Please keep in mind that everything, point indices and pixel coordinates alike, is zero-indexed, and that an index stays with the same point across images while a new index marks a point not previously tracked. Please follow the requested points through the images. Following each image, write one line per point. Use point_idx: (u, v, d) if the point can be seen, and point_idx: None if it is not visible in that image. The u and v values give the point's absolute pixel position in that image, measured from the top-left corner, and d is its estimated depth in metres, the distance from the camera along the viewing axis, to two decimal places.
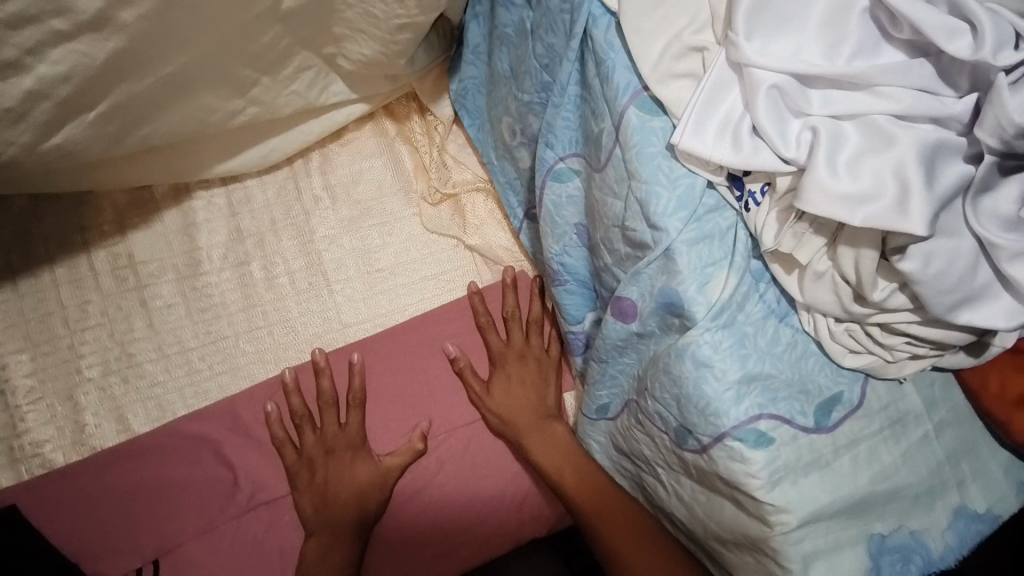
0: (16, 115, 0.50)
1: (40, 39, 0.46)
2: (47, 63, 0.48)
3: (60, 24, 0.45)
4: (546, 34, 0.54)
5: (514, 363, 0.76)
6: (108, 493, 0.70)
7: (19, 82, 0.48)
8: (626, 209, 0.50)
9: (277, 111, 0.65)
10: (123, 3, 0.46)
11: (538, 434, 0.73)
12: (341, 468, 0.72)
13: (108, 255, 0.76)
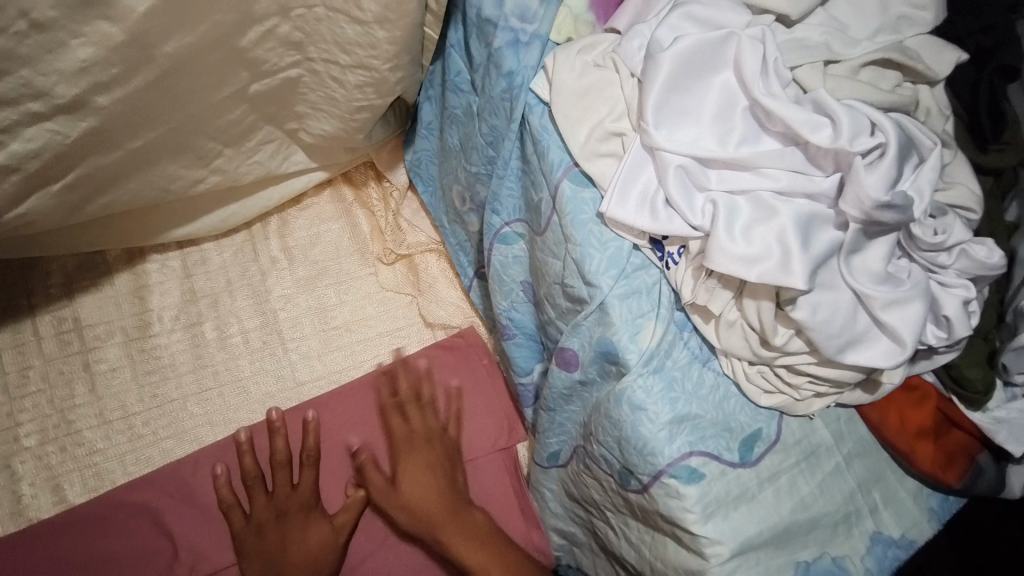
0: None
1: (17, 119, 0.49)
2: (20, 140, 0.50)
3: (36, 106, 0.48)
4: (488, 116, 0.60)
5: (420, 449, 0.76)
6: (36, 571, 0.67)
7: None
8: (565, 268, 0.56)
9: (237, 179, 0.69)
10: (100, 89, 0.50)
11: (454, 524, 0.72)
12: (297, 532, 0.71)
13: (52, 318, 0.75)
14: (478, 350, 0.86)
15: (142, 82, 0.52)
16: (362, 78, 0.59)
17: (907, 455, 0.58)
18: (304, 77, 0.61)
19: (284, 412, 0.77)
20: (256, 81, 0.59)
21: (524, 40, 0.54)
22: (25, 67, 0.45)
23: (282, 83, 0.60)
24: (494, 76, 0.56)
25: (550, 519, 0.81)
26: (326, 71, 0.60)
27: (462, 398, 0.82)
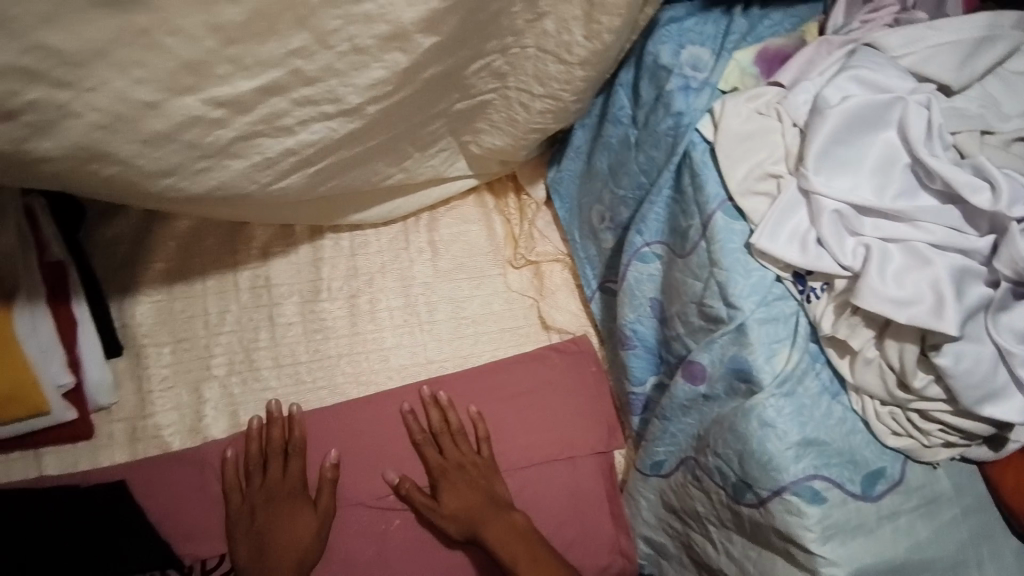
0: (271, 162, 0.54)
1: (314, 116, 0.51)
2: (309, 132, 0.53)
3: (329, 108, 0.51)
4: (648, 148, 0.68)
5: (455, 474, 0.83)
6: (205, 483, 0.79)
7: (285, 141, 0.52)
8: (706, 289, 0.62)
9: (415, 177, 0.80)
10: (377, 100, 0.52)
11: (497, 521, 0.81)
12: (287, 517, 0.77)
13: (250, 275, 0.88)
14: (589, 355, 0.94)
15: (406, 94, 0.55)
16: (546, 105, 0.66)
17: (1012, 510, 0.57)
18: (495, 100, 0.68)
19: (413, 385, 0.89)
20: (462, 100, 0.65)
21: (695, 87, 0.61)
22: (335, 78, 0.48)
23: (477, 104, 0.67)
24: (661, 115, 0.64)
25: (642, 527, 0.87)
26: (516, 98, 0.67)
27: (552, 399, 0.91)
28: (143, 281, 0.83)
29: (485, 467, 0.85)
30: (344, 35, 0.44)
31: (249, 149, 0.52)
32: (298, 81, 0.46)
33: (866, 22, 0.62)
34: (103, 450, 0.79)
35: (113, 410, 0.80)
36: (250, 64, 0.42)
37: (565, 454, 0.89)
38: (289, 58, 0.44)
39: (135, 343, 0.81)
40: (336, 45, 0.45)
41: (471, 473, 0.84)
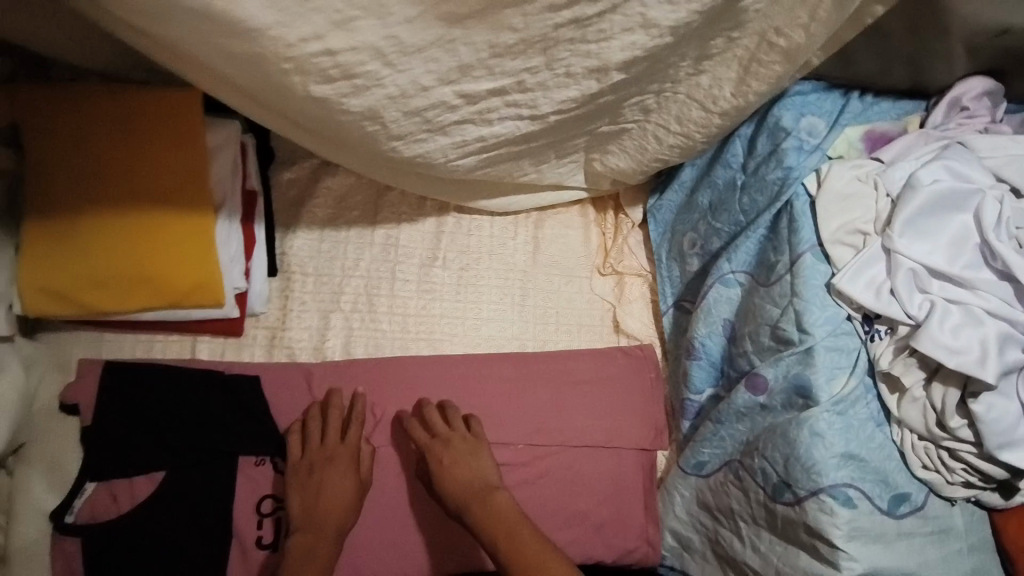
0: (465, 144, 0.69)
1: (512, 115, 0.66)
2: (501, 125, 0.67)
3: (525, 112, 0.65)
4: (753, 191, 0.80)
5: (459, 456, 0.88)
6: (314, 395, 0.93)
7: (480, 130, 0.67)
8: (783, 314, 0.73)
9: (542, 179, 0.93)
10: (560, 112, 0.66)
11: (483, 503, 0.84)
12: (333, 475, 0.86)
13: (384, 233, 1.02)
14: (649, 360, 1.04)
15: (581, 113, 0.70)
16: (677, 141, 0.77)
17: (1010, 554, 0.69)
18: (632, 129, 0.79)
19: (491, 355, 1.02)
20: (609, 124, 0.78)
21: (808, 149, 0.75)
22: (543, 92, 0.62)
23: (617, 130, 0.79)
24: (772, 166, 0.76)
25: (671, 521, 0.96)
26: (652, 131, 0.78)
27: (616, 394, 1.02)
28: (302, 221, 1.00)
29: (479, 451, 0.89)
30: (568, 64, 0.58)
31: (455, 131, 0.67)
32: (519, 88, 0.60)
33: (960, 124, 0.74)
34: (246, 348, 0.95)
35: (263, 318, 0.97)
36: (497, 72, 0.57)
37: (614, 444, 1.00)
38: (522, 72, 0.58)
39: (287, 270, 0.98)
40: (556, 71, 0.59)
41: (468, 458, 0.88)
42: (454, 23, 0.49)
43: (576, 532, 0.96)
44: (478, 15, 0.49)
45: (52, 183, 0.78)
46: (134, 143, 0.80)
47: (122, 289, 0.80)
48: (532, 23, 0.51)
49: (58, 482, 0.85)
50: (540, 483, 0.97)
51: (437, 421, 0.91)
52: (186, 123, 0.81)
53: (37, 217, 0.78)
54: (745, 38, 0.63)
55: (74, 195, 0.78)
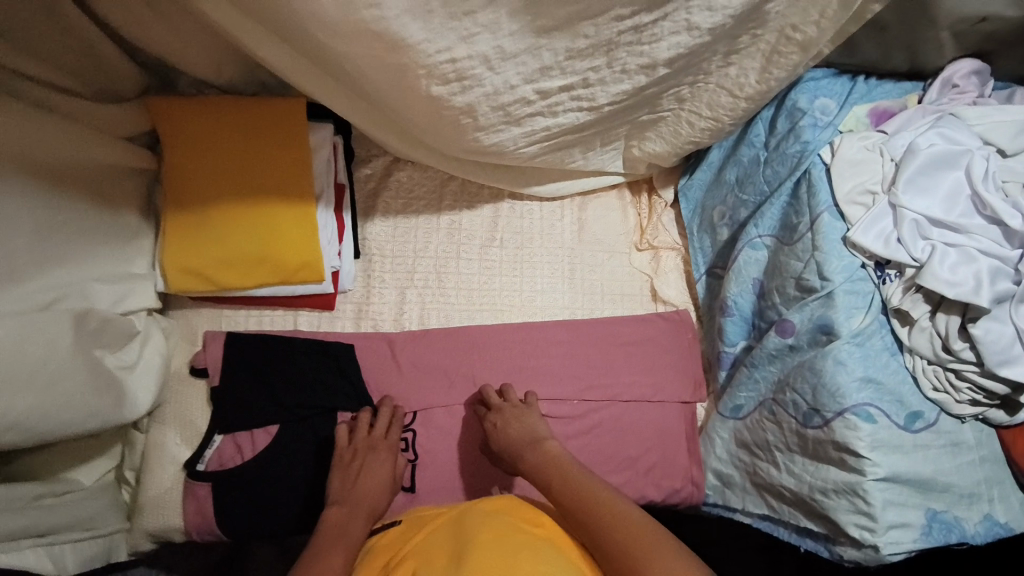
0: (534, 133, 0.83)
1: (573, 107, 0.80)
2: (563, 116, 0.81)
3: (585, 104, 0.79)
4: (775, 164, 0.93)
5: (515, 423, 0.97)
6: (397, 359, 1.08)
7: (548, 120, 0.81)
8: (806, 266, 0.86)
9: (588, 165, 1.07)
10: (613, 101, 0.80)
11: (536, 452, 0.91)
12: (372, 465, 0.94)
13: (448, 218, 1.17)
14: (682, 323, 1.17)
15: (626, 104, 0.84)
16: (708, 125, 0.91)
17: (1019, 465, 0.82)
18: (668, 117, 0.93)
19: (546, 322, 1.16)
20: (649, 113, 0.92)
21: (822, 125, 0.88)
22: (602, 86, 0.76)
23: (654, 118, 0.93)
24: (791, 142, 0.90)
25: (712, 461, 1.08)
26: (685, 118, 0.92)
27: (658, 353, 1.15)
28: (378, 210, 1.15)
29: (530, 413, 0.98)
30: (624, 62, 0.72)
31: (527, 122, 0.81)
32: (584, 82, 0.74)
33: (952, 98, 0.87)
34: (337, 321, 1.10)
35: (349, 295, 1.11)
36: (568, 71, 0.71)
37: (658, 397, 1.13)
38: (588, 70, 0.72)
39: (368, 253, 1.13)
40: (615, 68, 0.73)
41: (524, 423, 0.97)
42: (543, 34, 0.63)
43: (628, 474, 1.09)
44: (561, 26, 0.63)
45: (186, 180, 0.93)
46: (251, 144, 0.94)
47: (244, 269, 0.95)
48: (601, 31, 0.65)
49: (189, 437, 1.01)
50: (596, 431, 1.10)
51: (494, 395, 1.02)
52: (292, 126, 0.96)
53: (174, 210, 0.92)
54: (767, 35, 0.76)
55: (205, 190, 0.93)
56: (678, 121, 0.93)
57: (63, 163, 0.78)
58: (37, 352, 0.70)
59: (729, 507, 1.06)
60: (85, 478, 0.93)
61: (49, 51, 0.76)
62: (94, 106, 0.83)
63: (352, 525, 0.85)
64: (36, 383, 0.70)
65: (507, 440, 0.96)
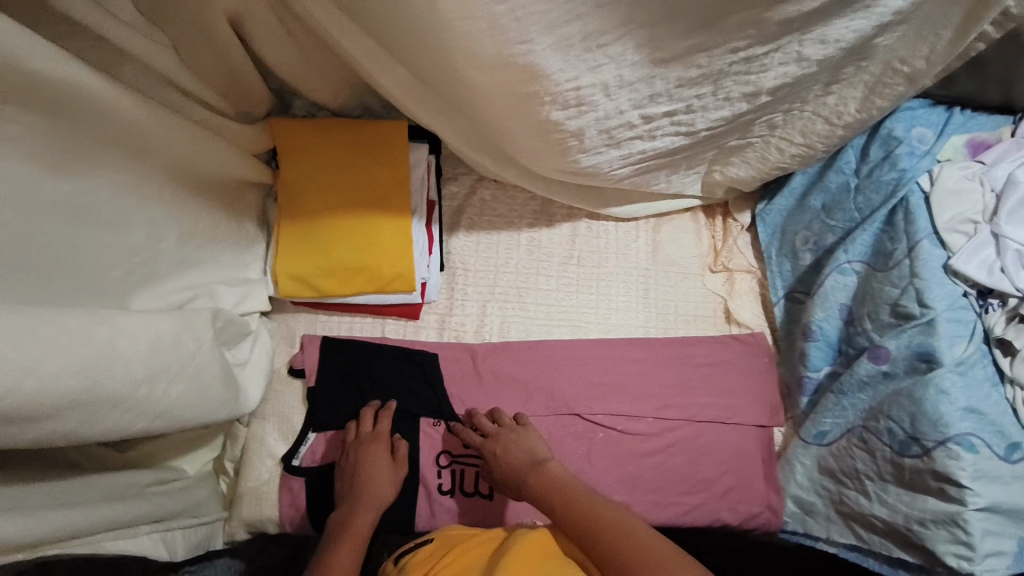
0: (630, 155, 0.87)
1: (671, 132, 0.83)
2: (660, 139, 0.85)
3: (683, 130, 0.83)
4: (868, 190, 0.95)
5: (511, 440, 0.97)
6: (478, 369, 1.12)
7: (646, 144, 0.85)
8: (903, 293, 0.88)
9: (670, 188, 1.09)
10: (709, 126, 0.83)
11: (534, 476, 0.90)
12: (373, 467, 0.98)
13: (529, 236, 1.21)
14: (756, 347, 1.17)
15: (720, 131, 0.87)
16: (798, 152, 0.94)
17: None
18: (756, 144, 0.96)
19: (621, 340, 1.18)
20: (738, 139, 0.94)
21: (919, 154, 0.91)
22: (703, 114, 0.80)
23: (741, 145, 0.96)
24: (886, 169, 0.92)
25: (792, 488, 1.08)
26: (775, 145, 0.95)
27: (734, 375, 1.16)
28: (461, 226, 1.20)
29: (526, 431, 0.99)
30: (729, 90, 0.75)
31: (625, 146, 0.84)
32: (686, 109, 0.78)
33: None
34: (422, 330, 1.15)
35: (433, 306, 1.16)
36: (675, 98, 0.74)
37: (734, 420, 1.13)
38: (693, 97, 0.75)
39: (451, 266, 1.18)
40: (719, 95, 0.76)
41: (521, 441, 0.97)
42: (659, 64, 0.66)
43: (703, 497, 1.09)
44: (677, 58, 0.66)
45: (300, 194, 1.00)
46: (359, 161, 1.01)
47: (346, 277, 1.01)
48: (713, 61, 0.68)
49: (283, 432, 1.07)
50: (670, 450, 1.12)
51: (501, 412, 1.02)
52: (395, 145, 1.02)
53: (289, 221, 1.00)
54: (872, 66, 0.78)
55: (316, 204, 1.00)
56: (767, 147, 0.95)
57: (208, 178, 0.83)
58: (190, 343, 0.70)
59: (811, 535, 1.06)
60: (189, 467, 0.98)
61: (211, 78, 0.80)
62: (240, 127, 0.90)
63: (355, 523, 0.92)
64: (185, 372, 0.69)
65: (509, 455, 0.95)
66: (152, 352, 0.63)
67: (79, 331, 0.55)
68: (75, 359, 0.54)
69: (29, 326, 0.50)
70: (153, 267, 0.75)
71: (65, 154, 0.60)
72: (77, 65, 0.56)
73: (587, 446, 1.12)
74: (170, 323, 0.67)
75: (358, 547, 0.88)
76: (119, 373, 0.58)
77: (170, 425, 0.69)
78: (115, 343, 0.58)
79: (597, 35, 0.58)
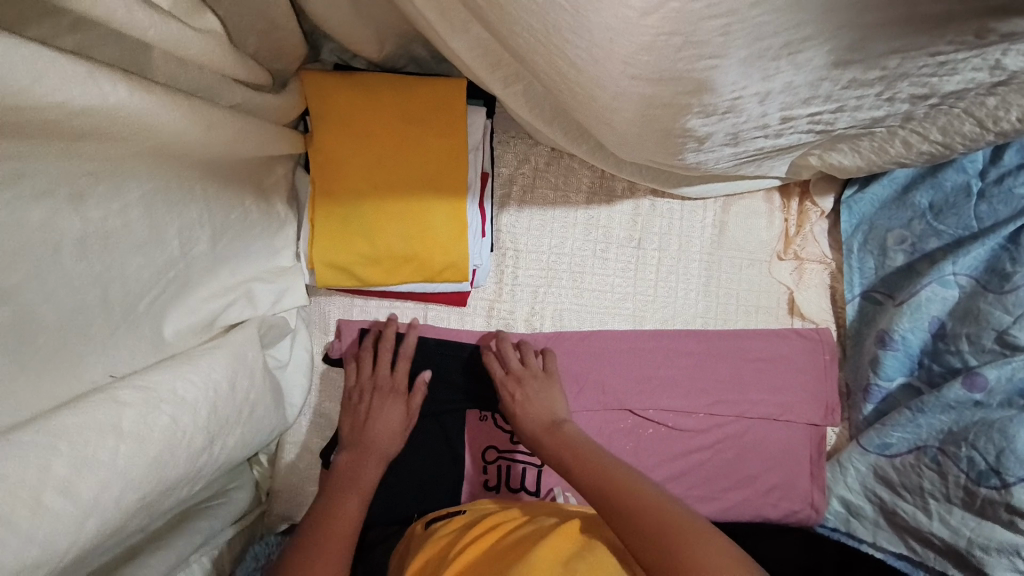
0: (743, 151, 0.73)
1: (802, 129, 0.68)
2: (784, 137, 0.70)
3: (818, 128, 0.69)
4: (995, 201, 0.91)
5: (532, 383, 0.95)
6: None
7: (768, 141, 0.70)
8: (1016, 323, 0.86)
9: (760, 173, 0.95)
10: (849, 120, 0.68)
11: (552, 436, 0.89)
12: (383, 411, 0.94)
13: (587, 215, 1.08)
14: (824, 343, 1.08)
15: (847, 129, 0.73)
16: (928, 150, 0.81)
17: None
18: (879, 133, 0.82)
19: (678, 332, 1.09)
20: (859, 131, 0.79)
21: None
22: (848, 113, 0.66)
23: (857, 135, 0.81)
24: (1022, 180, 0.89)
25: (840, 489, 1.05)
26: (901, 138, 0.81)
27: (791, 371, 1.08)
28: (512, 199, 1.07)
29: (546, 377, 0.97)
30: (898, 91, 0.61)
31: (744, 145, 0.70)
32: (834, 110, 0.64)
33: None
34: (467, 315, 1.06)
35: (480, 291, 1.06)
36: (831, 99, 0.60)
37: (786, 418, 1.07)
38: (854, 98, 0.61)
39: (501, 246, 1.07)
40: (878, 95, 0.62)
41: (547, 383, 0.96)
42: (842, 67, 0.52)
43: (746, 493, 1.05)
44: (868, 60, 0.52)
45: (339, 168, 0.85)
46: (408, 129, 0.86)
47: (392, 267, 0.89)
48: (903, 63, 0.54)
49: (320, 422, 1.00)
50: (720, 447, 1.06)
51: (512, 355, 0.98)
52: (443, 112, 0.86)
53: (325, 199, 0.86)
54: None
55: (357, 180, 0.86)
56: (890, 139, 0.81)
57: (238, 160, 0.69)
58: (246, 382, 0.65)
59: (854, 536, 1.04)
60: None
61: (242, 34, 0.65)
62: (272, 95, 0.73)
63: (364, 472, 0.89)
64: (240, 419, 0.65)
65: (518, 426, 0.93)
66: (211, 416, 0.59)
67: (136, 431, 0.51)
68: (136, 455, 0.51)
69: (85, 435, 0.47)
70: (186, 279, 0.64)
71: (95, 177, 0.49)
72: (113, 84, 0.44)
73: (636, 443, 1.06)
74: (224, 369, 0.62)
75: (364, 497, 0.87)
76: (184, 453, 0.56)
77: (199, 471, 0.60)
78: (177, 423, 0.55)
79: (803, 41, 0.43)
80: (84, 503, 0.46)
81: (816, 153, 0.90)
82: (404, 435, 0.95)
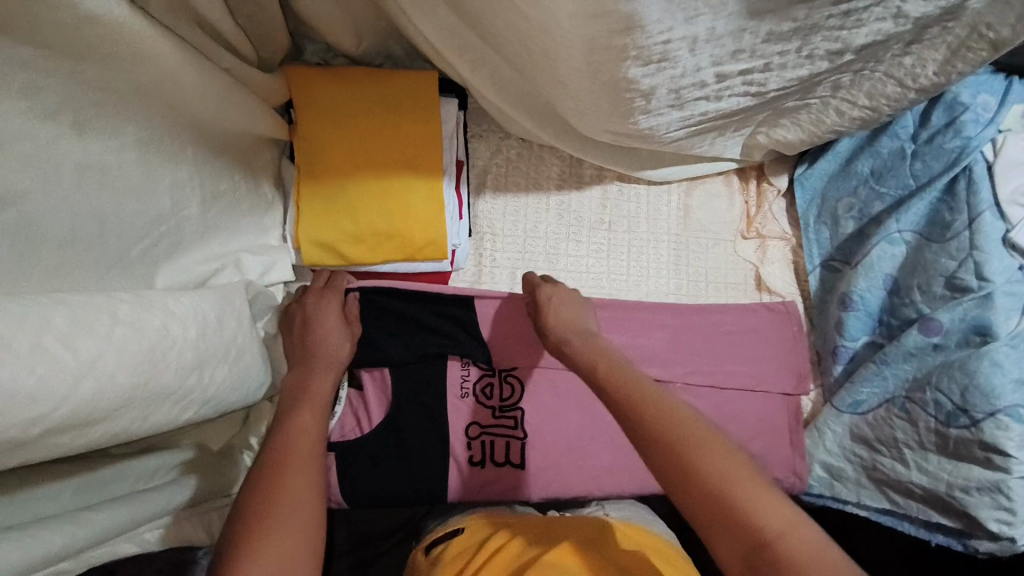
0: (689, 118, 0.80)
1: (738, 92, 0.76)
2: (723, 100, 0.78)
3: (752, 91, 0.77)
4: (928, 158, 0.98)
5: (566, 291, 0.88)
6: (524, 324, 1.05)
7: (710, 105, 0.78)
8: (961, 266, 0.93)
9: (714, 151, 1.02)
10: (779, 83, 0.76)
11: (581, 339, 0.79)
12: (322, 316, 0.86)
13: (559, 199, 1.15)
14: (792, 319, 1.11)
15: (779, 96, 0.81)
16: (859, 115, 0.89)
17: None
18: (813, 104, 0.89)
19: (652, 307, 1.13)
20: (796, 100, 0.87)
21: (984, 121, 0.95)
22: (776, 74, 0.74)
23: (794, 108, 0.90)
24: (950, 136, 0.96)
25: (820, 453, 1.05)
26: (834, 108, 0.89)
27: (761, 342, 1.09)
28: (488, 188, 1.14)
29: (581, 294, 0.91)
30: (814, 47, 0.70)
31: (689, 108, 0.77)
32: (762, 69, 0.71)
33: None
34: None
35: (460, 275, 1.11)
36: (756, 55, 0.68)
37: (761, 387, 1.08)
38: (777, 54, 0.69)
39: (479, 231, 1.13)
40: (799, 51, 0.70)
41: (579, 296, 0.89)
42: (757, 16, 0.60)
43: None
44: (778, 9, 0.60)
45: (321, 153, 0.92)
46: (386, 115, 0.93)
47: (374, 244, 0.94)
48: (811, 13, 0.63)
49: None
50: None
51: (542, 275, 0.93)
52: (418, 100, 0.94)
53: (310, 182, 0.92)
54: (958, 28, 0.73)
55: (338, 164, 0.92)
56: (825, 110, 0.90)
57: (227, 132, 0.75)
58: (232, 325, 0.73)
59: (838, 499, 1.05)
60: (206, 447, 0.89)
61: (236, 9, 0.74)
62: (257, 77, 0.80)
63: (317, 380, 0.79)
64: (225, 356, 0.71)
65: (543, 326, 0.85)
66: (201, 339, 0.67)
67: (132, 320, 0.58)
68: (133, 354, 0.57)
69: (82, 322, 0.53)
70: (177, 239, 0.70)
71: (98, 109, 0.56)
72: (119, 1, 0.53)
73: None
74: (211, 304, 0.70)
75: (322, 407, 0.76)
76: (171, 361, 0.62)
77: (180, 399, 0.64)
78: (168, 329, 0.62)
79: None
80: (75, 374, 0.51)
81: (762, 129, 0.98)
82: (352, 343, 0.86)
